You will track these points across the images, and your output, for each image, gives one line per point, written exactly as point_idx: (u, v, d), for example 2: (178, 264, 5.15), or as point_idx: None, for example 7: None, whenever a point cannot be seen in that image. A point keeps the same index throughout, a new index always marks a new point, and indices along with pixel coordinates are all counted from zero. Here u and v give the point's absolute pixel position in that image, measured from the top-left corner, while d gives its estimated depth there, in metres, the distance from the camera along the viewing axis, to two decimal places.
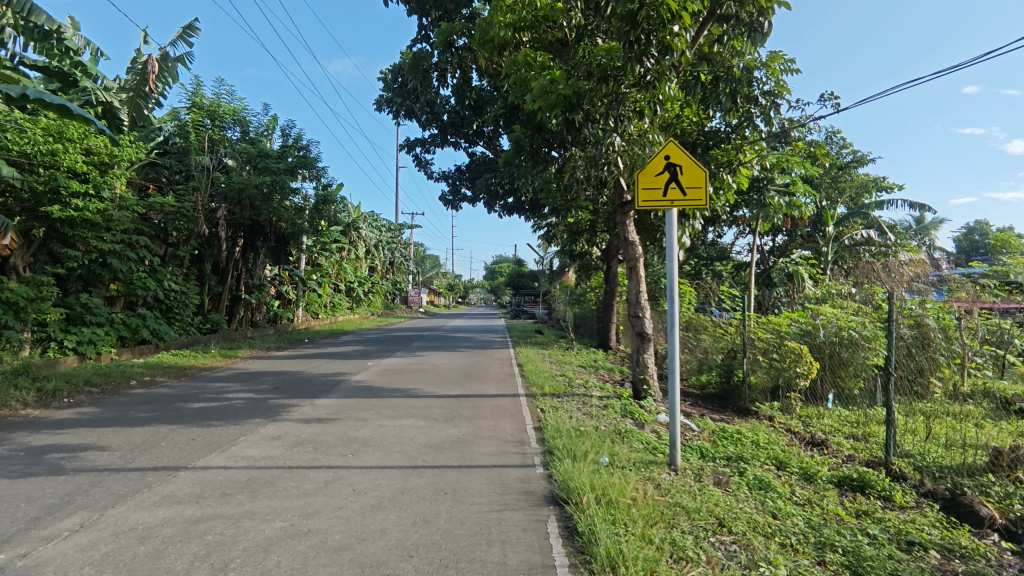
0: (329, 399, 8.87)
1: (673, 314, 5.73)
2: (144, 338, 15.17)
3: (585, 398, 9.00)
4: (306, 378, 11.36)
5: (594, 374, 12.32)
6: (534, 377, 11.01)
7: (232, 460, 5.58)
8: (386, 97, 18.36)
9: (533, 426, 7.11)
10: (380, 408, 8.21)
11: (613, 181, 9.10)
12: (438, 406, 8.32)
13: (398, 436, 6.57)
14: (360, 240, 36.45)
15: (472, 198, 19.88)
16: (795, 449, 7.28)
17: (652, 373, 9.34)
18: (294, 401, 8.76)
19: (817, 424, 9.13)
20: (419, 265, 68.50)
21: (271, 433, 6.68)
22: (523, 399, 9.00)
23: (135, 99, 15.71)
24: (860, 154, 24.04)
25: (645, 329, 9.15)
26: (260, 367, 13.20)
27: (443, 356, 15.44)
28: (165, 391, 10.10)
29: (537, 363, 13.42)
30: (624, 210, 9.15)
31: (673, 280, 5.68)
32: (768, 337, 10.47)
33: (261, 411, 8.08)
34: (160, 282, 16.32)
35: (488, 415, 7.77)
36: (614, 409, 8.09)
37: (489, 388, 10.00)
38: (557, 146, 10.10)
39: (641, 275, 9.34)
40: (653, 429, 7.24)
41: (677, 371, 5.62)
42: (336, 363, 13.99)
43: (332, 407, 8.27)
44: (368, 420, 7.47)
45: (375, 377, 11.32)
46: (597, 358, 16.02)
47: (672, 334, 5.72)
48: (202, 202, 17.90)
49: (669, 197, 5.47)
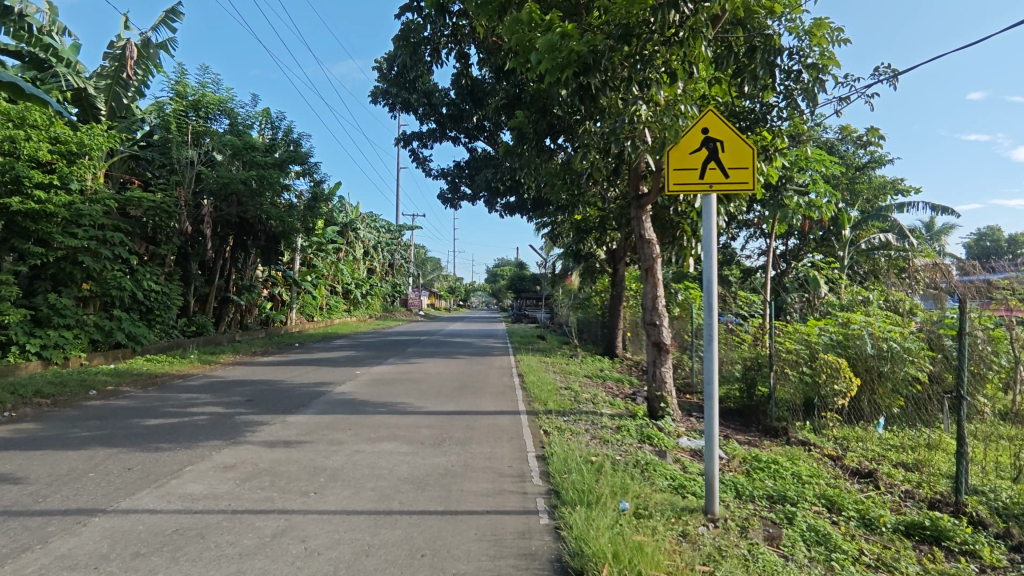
0: (304, 416, 7.80)
1: (713, 328, 4.53)
2: (119, 341, 14.12)
3: (596, 417, 7.92)
4: (285, 389, 10.28)
5: (602, 386, 11.24)
6: (537, 390, 9.94)
7: (165, 501, 4.51)
8: (382, 88, 17.38)
9: (535, 455, 6.04)
10: (359, 428, 7.15)
11: (630, 170, 8.07)
12: (425, 426, 7.25)
13: (374, 468, 5.49)
14: (357, 240, 35.49)
15: (472, 197, 18.83)
16: (842, 484, 6.24)
17: (670, 390, 8.23)
18: (264, 419, 7.68)
19: (857, 450, 8.07)
20: (420, 268, 67.48)
21: (225, 462, 5.60)
22: (523, 417, 7.92)
23: (113, 88, 14.67)
24: (878, 154, 23.03)
25: (663, 339, 8.10)
26: (239, 375, 12.12)
27: (439, 364, 14.37)
28: (125, 403, 9.01)
29: (539, 373, 12.35)
30: (641, 203, 8.13)
31: (710, 282, 4.59)
32: (799, 349, 9.36)
33: (223, 429, 7.00)
34: (138, 282, 15.26)
35: (483, 438, 6.71)
36: (630, 432, 7.00)
37: (486, 402, 8.94)
38: (563, 132, 9.12)
39: (660, 277, 8.24)
40: (675, 459, 6.17)
41: (716, 396, 4.50)
42: (322, 371, 12.91)
43: (306, 427, 7.19)
44: (344, 444, 6.39)
45: (361, 388, 10.24)
46: (604, 367, 14.93)
47: (710, 350, 4.55)
48: (185, 198, 16.87)
49: (707, 179, 4.43)
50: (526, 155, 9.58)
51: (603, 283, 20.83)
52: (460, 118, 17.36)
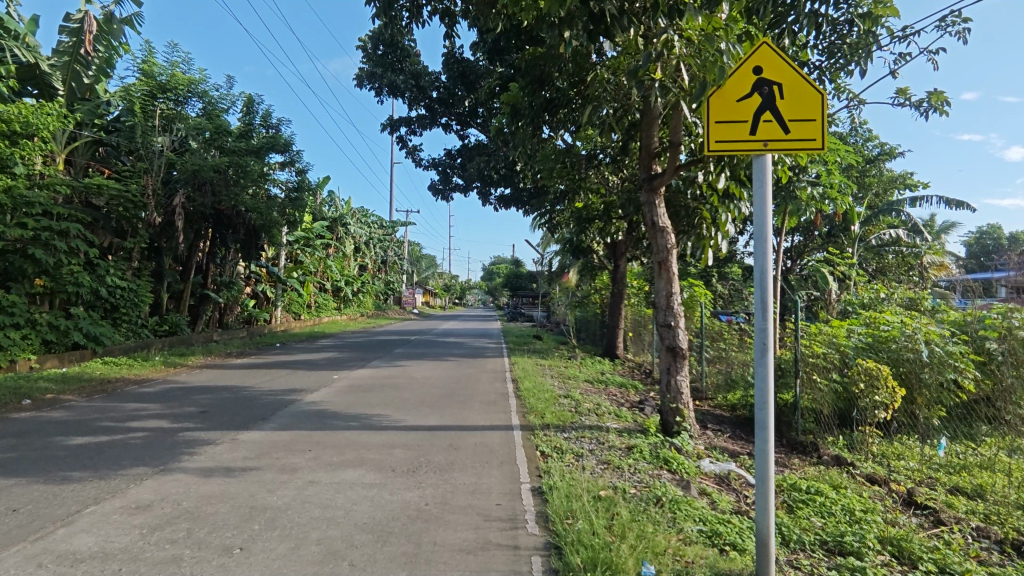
0: (260, 433, 6.66)
1: (767, 338, 3.28)
2: (76, 342, 12.98)
3: (601, 434, 6.78)
4: (249, 397, 9.13)
5: (605, 394, 10.17)
6: (533, 398, 8.84)
7: (35, 564, 3.37)
8: (369, 70, 16.06)
9: (530, 485, 4.95)
10: (320, 448, 6.00)
11: (642, 147, 6.97)
12: (400, 447, 6.12)
13: (328, 508, 4.35)
14: (347, 236, 34.24)
15: (464, 188, 17.67)
16: (903, 521, 5.14)
17: (687, 402, 7.10)
18: (211, 436, 6.52)
19: (901, 471, 6.98)
20: (415, 266, 66.29)
21: (142, 499, 4.46)
22: (517, 433, 6.81)
23: (73, 65, 13.30)
24: (886, 148, 21.95)
25: (678, 343, 7.01)
26: (204, 380, 10.93)
27: (427, 367, 13.23)
28: (59, 414, 7.84)
29: (535, 377, 11.23)
30: (653, 185, 7.02)
31: (765, 273, 3.29)
32: (830, 353, 8.20)
33: (156, 451, 5.83)
34: (100, 277, 14.11)
35: (468, 462, 5.60)
36: (642, 454, 5.86)
37: (475, 414, 7.80)
38: (563, 105, 8.02)
39: (675, 271, 7.11)
40: (702, 491, 5.07)
41: (771, 426, 3.27)
42: (298, 375, 11.75)
43: (257, 448, 6.04)
44: (297, 471, 5.25)
45: (335, 396, 9.09)
46: (605, 370, 13.83)
47: (766, 361, 3.29)
48: (153, 187, 15.69)
49: (760, 135, 3.31)
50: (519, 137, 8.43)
51: (602, 280, 19.66)
52: (450, 103, 16.15)
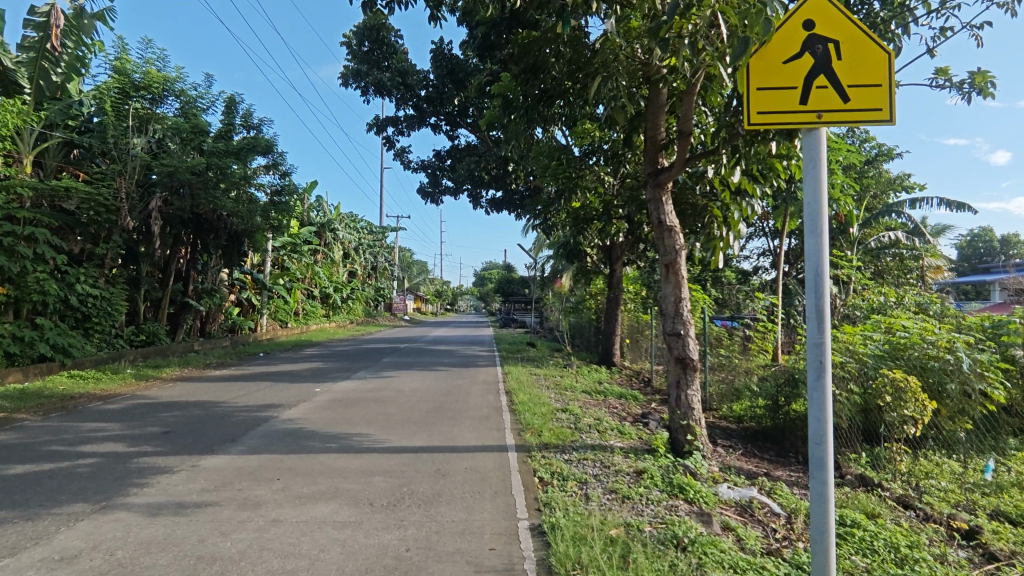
0: (225, 457, 5.96)
1: (825, 356, 2.64)
2: (43, 353, 12.21)
3: (606, 456, 6.13)
4: (221, 414, 8.40)
5: (606, 406, 9.53)
6: (528, 413, 8.19)
7: None
8: (354, 68, 15.34)
9: (529, 522, 4.30)
10: (290, 477, 5.30)
11: (649, 138, 6.35)
12: (381, 474, 5.44)
13: (289, 557, 3.66)
14: (335, 241, 33.45)
15: (454, 190, 17.03)
16: (958, 562, 4.49)
17: (699, 418, 6.46)
18: (168, 462, 5.79)
19: (933, 493, 6.39)
20: (405, 271, 65.42)
21: (68, 548, 3.75)
22: (512, 455, 6.15)
23: (40, 63, 11.41)
24: (885, 148, 21.49)
25: (688, 354, 6.38)
26: (174, 396, 10.16)
27: (415, 378, 12.51)
28: (5, 437, 7.07)
29: (530, 389, 10.56)
30: (658, 181, 6.37)
31: (821, 276, 2.66)
32: (847, 362, 7.61)
33: (101, 483, 5.11)
34: (69, 285, 13.37)
35: (457, 493, 4.93)
36: (654, 481, 5.21)
37: (465, 432, 7.14)
38: (559, 96, 7.43)
39: (683, 274, 6.47)
40: (726, 528, 4.42)
41: (830, 464, 2.63)
42: (277, 389, 11.00)
43: (218, 477, 5.33)
44: (260, 507, 4.56)
45: (314, 413, 8.37)
46: (602, 380, 13.19)
47: (823, 383, 2.65)
48: (127, 190, 14.81)
49: (812, 103, 2.71)
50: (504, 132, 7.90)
51: (596, 284, 19.03)
52: (440, 102, 15.46)
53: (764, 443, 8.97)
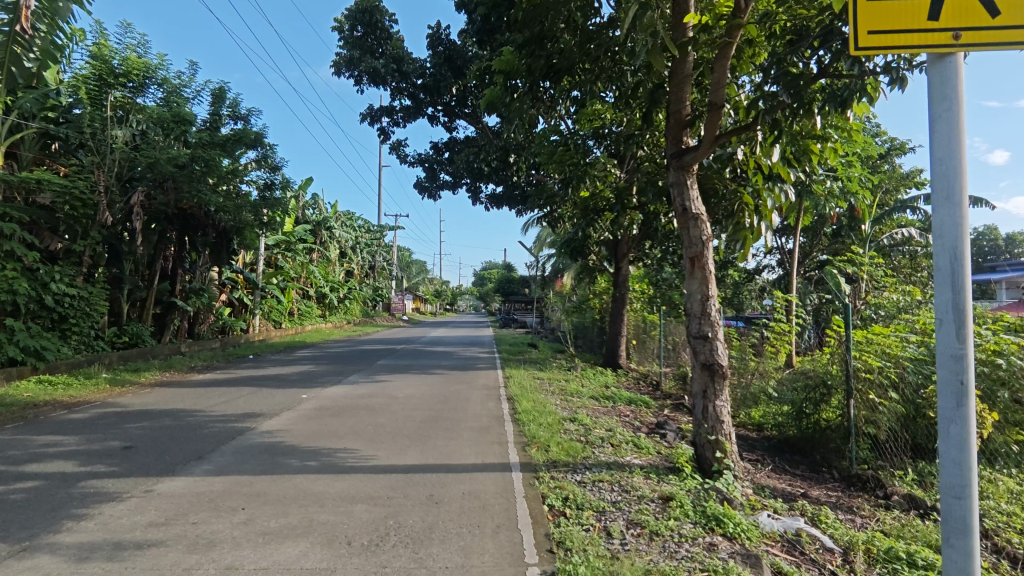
0: (187, 480, 5.18)
1: (968, 374, 1.86)
2: (12, 357, 11.40)
3: (625, 477, 5.35)
4: (195, 425, 7.63)
5: (616, 414, 8.76)
6: (532, 424, 7.42)
7: None
8: (346, 55, 14.54)
9: (540, 569, 3.51)
10: (256, 507, 4.52)
11: (672, 113, 5.58)
12: (364, 502, 4.66)
13: None
14: (331, 240, 32.62)
15: (452, 184, 16.26)
16: None
17: (730, 433, 5.67)
18: (118, 487, 5.00)
19: (996, 517, 5.60)
20: (403, 270, 64.66)
21: None
22: (516, 476, 5.37)
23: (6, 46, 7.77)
24: (898, 142, 20.72)
25: (716, 359, 5.60)
26: (148, 403, 9.37)
27: (410, 382, 11.73)
28: None
29: (533, 395, 9.79)
30: (683, 162, 5.59)
31: (960, 261, 1.88)
32: (886, 367, 6.90)
33: (32, 514, 4.33)
34: (42, 284, 12.59)
35: (452, 528, 4.14)
36: (684, 512, 4.42)
37: (462, 447, 6.36)
38: (566, 72, 6.61)
39: (711, 268, 5.69)
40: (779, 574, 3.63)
41: (976, 527, 1.87)
42: (260, 395, 10.22)
43: (172, 506, 4.55)
44: (215, 547, 3.78)
45: (297, 424, 7.59)
46: (609, 384, 12.42)
47: (966, 413, 1.87)
48: (106, 184, 13.90)
49: (945, 19, 1.90)
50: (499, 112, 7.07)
51: (600, 283, 18.26)
52: (437, 91, 14.61)
53: (793, 457, 8.06)
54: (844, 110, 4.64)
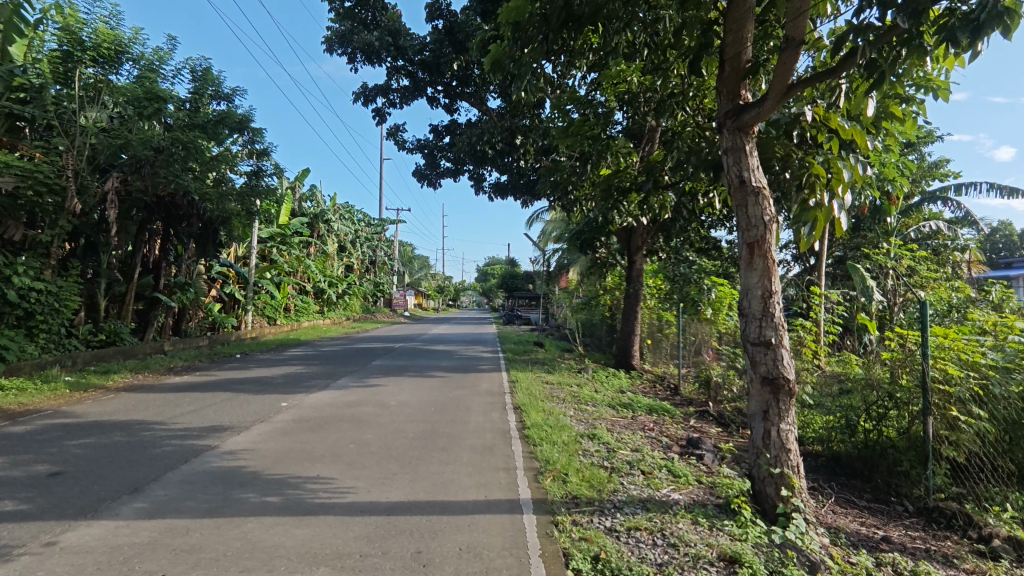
0: (107, 527, 4.03)
1: None
2: None
3: (668, 523, 4.18)
4: (150, 443, 6.48)
5: (640, 428, 7.61)
6: (544, 443, 6.26)
7: None
8: (339, 30, 13.39)
9: None
10: (182, 573, 3.36)
11: (730, 59, 4.46)
12: (328, 563, 3.50)
13: None
14: (327, 233, 31.38)
15: (453, 171, 15.06)
16: None
17: (796, 463, 4.50)
18: (13, 538, 3.85)
19: None
20: (405, 266, 63.42)
21: None
22: (527, 521, 4.20)
23: None
24: (926, 130, 19.43)
25: (780, 370, 4.41)
26: (104, 414, 8.18)
27: (405, 387, 10.59)
28: None
29: (542, 404, 8.64)
30: (742, 122, 4.42)
31: None
32: (967, 378, 5.72)
33: None
34: (5, 278, 11.45)
35: None
36: None
37: (460, 476, 5.21)
38: (592, 21, 5.46)
39: (774, 257, 4.50)
40: None
41: None
42: (236, 403, 9.07)
43: (71, 571, 3.39)
44: None
45: (267, 443, 6.42)
46: (625, 389, 11.26)
47: None
48: (76, 168, 12.79)
49: None
50: (507, 71, 5.86)
51: (612, 278, 17.11)
52: (437, 69, 13.33)
53: (850, 481, 6.81)
54: (972, 43, 3.48)
